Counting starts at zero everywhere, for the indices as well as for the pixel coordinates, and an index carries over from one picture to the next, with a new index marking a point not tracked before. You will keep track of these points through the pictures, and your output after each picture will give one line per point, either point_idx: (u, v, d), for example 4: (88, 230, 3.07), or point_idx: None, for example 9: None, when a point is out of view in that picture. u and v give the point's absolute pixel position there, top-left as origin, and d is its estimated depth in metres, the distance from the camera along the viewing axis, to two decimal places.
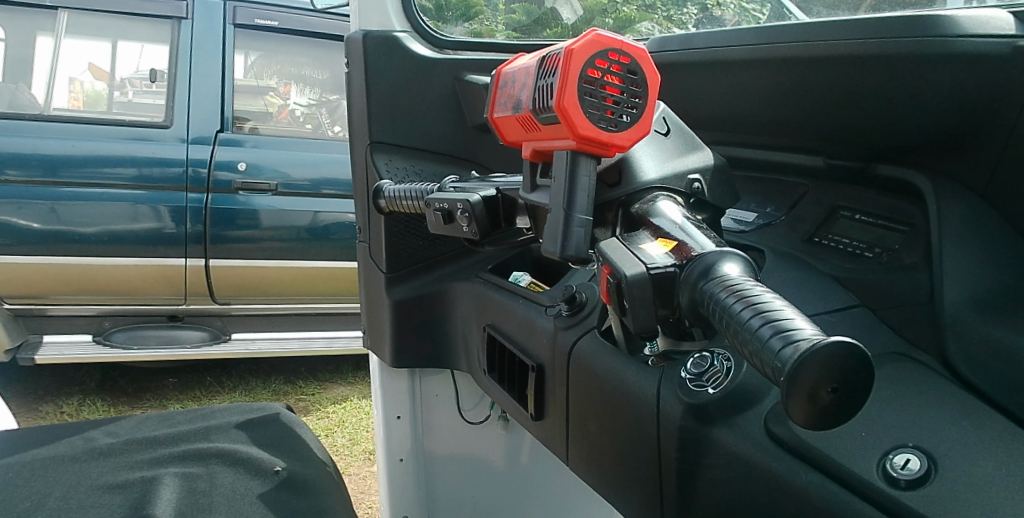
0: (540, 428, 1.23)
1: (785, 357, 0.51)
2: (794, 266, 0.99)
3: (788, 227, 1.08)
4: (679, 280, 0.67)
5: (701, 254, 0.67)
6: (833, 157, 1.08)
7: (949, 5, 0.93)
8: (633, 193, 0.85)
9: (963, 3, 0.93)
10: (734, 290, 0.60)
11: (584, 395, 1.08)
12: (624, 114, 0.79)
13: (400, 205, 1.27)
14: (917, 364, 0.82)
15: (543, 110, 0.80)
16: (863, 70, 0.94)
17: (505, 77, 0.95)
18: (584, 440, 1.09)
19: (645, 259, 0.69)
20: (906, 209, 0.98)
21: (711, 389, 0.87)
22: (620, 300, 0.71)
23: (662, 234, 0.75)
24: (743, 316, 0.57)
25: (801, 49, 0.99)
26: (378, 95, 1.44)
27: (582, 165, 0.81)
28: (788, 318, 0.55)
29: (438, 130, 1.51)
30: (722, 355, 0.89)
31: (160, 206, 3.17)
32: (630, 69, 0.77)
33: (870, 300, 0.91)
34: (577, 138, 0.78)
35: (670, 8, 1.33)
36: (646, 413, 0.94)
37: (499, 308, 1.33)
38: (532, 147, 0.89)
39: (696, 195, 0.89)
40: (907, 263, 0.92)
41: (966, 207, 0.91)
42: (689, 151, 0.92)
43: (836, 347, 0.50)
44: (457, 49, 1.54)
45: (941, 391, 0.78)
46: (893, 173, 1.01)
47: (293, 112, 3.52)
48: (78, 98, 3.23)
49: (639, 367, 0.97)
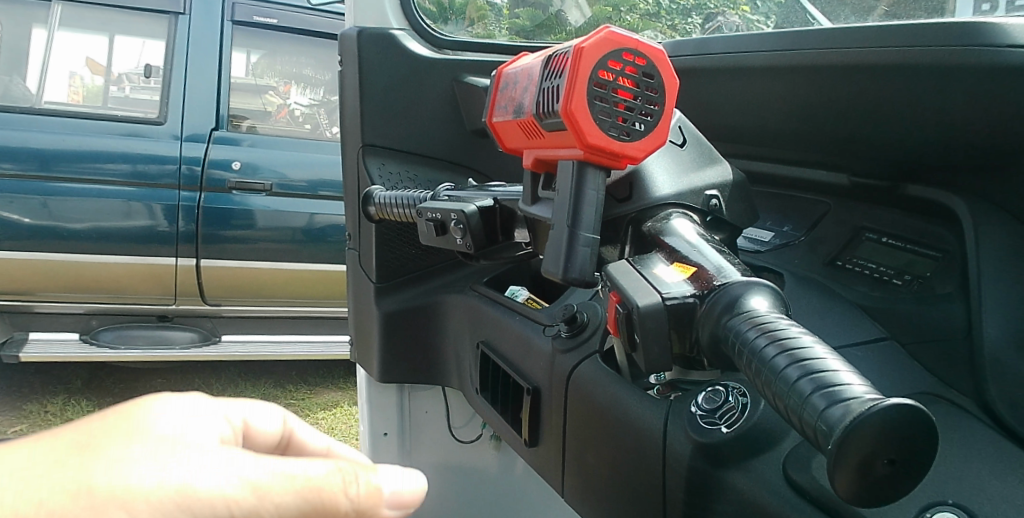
0: (534, 455, 1.15)
1: (833, 419, 0.43)
2: (816, 291, 0.90)
3: (808, 249, 1.00)
4: (700, 313, 0.60)
5: (725, 283, 0.60)
6: (858, 174, 1.00)
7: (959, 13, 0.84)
8: (644, 209, 0.78)
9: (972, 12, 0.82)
10: (767, 331, 0.53)
11: (583, 424, 0.99)
12: (638, 122, 0.72)
13: (390, 213, 1.19)
14: (954, 408, 0.74)
15: (548, 114, 0.73)
16: (890, 82, 0.86)
17: (506, 78, 0.87)
18: (581, 472, 1.01)
19: (660, 287, 0.62)
20: (939, 233, 0.90)
21: (726, 427, 0.78)
22: (629, 333, 0.63)
23: (679, 258, 0.67)
24: (781, 367, 0.50)
25: (828, 56, 0.90)
26: (371, 95, 1.37)
27: (590, 177, 0.74)
28: (833, 370, 0.47)
29: (435, 133, 1.43)
30: (738, 390, 0.81)
31: (154, 204, 3.08)
32: (645, 71, 0.71)
33: (900, 333, 0.83)
34: (584, 147, 0.71)
35: (675, 16, 1.24)
36: (651, 450, 0.86)
37: (493, 324, 1.24)
38: (534, 155, 0.82)
39: (713, 213, 0.81)
40: (940, 293, 0.84)
41: (1007, 233, 0.83)
42: (706, 165, 0.84)
43: (892, 411, 0.41)
44: (456, 49, 1.46)
45: (982, 439, 0.70)
46: (924, 194, 0.93)
47: (293, 112, 3.43)
48: (78, 93, 3.16)
49: (645, 398, 0.89)
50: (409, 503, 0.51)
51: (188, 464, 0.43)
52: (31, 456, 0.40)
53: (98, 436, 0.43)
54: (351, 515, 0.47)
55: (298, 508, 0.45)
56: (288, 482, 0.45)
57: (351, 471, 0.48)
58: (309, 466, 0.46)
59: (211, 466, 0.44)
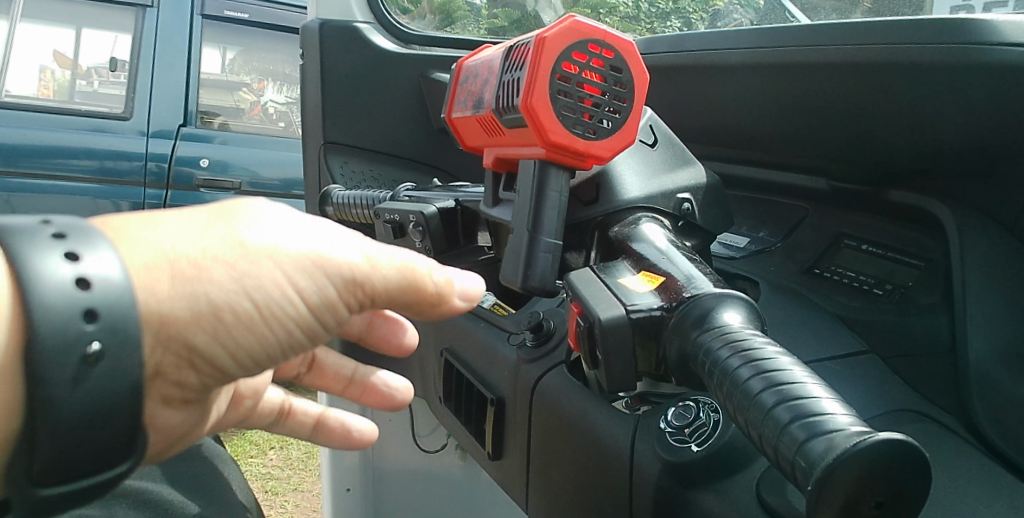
0: (497, 469, 1.09)
1: (816, 452, 0.40)
2: (793, 300, 0.86)
3: (784, 256, 0.96)
4: (668, 326, 0.56)
5: (696, 295, 0.56)
6: (837, 179, 0.96)
7: (935, 11, 0.78)
8: (611, 213, 0.73)
9: (948, 12, 0.77)
10: (740, 351, 0.49)
11: (546, 438, 0.94)
12: (606, 119, 0.67)
13: (349, 214, 1.13)
14: (939, 426, 0.70)
15: (508, 109, 0.69)
16: (876, 80, 0.82)
17: (466, 71, 0.82)
18: (544, 489, 0.95)
19: (624, 299, 0.58)
20: (921, 241, 0.86)
21: (696, 446, 0.73)
22: (591, 348, 0.59)
23: (646, 266, 0.63)
24: (757, 392, 0.46)
25: (811, 54, 0.86)
26: (333, 90, 1.31)
27: (553, 177, 0.69)
28: (814, 397, 0.43)
29: (402, 131, 1.37)
30: (709, 406, 0.75)
31: (119, 201, 2.97)
32: (613, 65, 0.66)
33: (880, 346, 0.78)
34: (546, 145, 0.67)
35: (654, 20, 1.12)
36: (617, 468, 0.80)
37: (457, 331, 1.18)
38: (495, 154, 0.77)
39: (686, 217, 0.76)
40: (924, 304, 0.80)
41: (992, 243, 0.79)
42: (679, 166, 0.79)
43: (882, 448, 0.38)
44: (425, 44, 1.41)
45: (970, 461, 0.65)
46: (906, 200, 0.89)
47: (266, 109, 3.32)
48: (48, 87, 3.08)
49: (613, 412, 0.84)
50: (475, 298, 0.55)
51: (313, 234, 0.48)
52: (185, 216, 0.45)
53: (233, 205, 0.47)
54: (436, 297, 0.51)
55: (400, 284, 0.50)
56: (392, 259, 0.50)
57: (435, 262, 0.52)
58: (408, 252, 0.51)
59: (337, 237, 0.49)
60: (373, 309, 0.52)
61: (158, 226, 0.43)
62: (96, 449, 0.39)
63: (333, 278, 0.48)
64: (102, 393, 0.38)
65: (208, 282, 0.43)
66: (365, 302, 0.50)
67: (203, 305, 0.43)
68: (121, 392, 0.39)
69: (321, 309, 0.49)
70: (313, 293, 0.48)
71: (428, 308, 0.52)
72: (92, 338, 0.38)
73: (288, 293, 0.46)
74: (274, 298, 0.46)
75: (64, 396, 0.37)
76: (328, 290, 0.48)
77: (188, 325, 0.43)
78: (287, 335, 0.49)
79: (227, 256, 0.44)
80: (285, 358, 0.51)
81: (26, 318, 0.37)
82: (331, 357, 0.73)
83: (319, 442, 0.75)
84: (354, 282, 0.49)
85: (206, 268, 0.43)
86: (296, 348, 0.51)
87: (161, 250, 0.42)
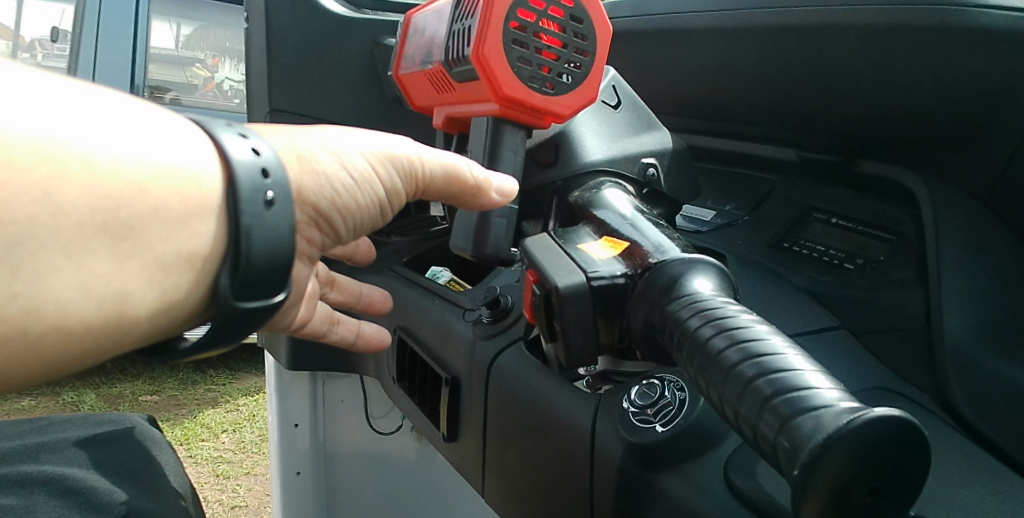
0: (453, 451, 1.03)
1: (801, 432, 0.37)
2: (763, 272, 0.82)
3: (753, 229, 0.92)
4: (631, 295, 0.53)
5: (662, 261, 0.52)
6: (807, 149, 0.94)
7: None
8: (570, 177, 0.69)
9: None
10: (711, 319, 0.46)
11: (502, 419, 0.89)
12: (565, 73, 0.65)
13: None
14: (912, 404, 0.66)
15: (458, 61, 0.65)
16: (859, 42, 0.79)
17: (413, 23, 0.77)
18: (501, 472, 0.90)
19: (584, 265, 0.54)
20: (892, 215, 0.83)
21: (660, 426, 0.69)
22: (548, 320, 0.55)
23: (608, 232, 0.59)
24: (734, 364, 0.43)
25: (787, 16, 0.83)
26: (279, 55, 1.23)
27: (507, 135, 0.67)
28: (795, 370, 0.41)
29: (352, 99, 1.29)
30: (675, 384, 0.71)
31: None
32: (573, 14, 0.63)
33: (851, 321, 0.75)
34: (500, 100, 0.64)
35: None
36: (577, 451, 0.76)
37: (410, 307, 1.12)
38: (445, 113, 0.73)
39: (651, 184, 0.72)
40: (896, 279, 0.77)
41: (966, 215, 0.77)
42: (644, 130, 0.74)
43: (872, 425, 0.36)
44: (377, 9, 1.33)
45: (946, 440, 0.62)
46: (878, 170, 0.87)
47: (220, 86, 3.13)
48: None
49: (572, 391, 0.79)
50: (511, 195, 0.67)
51: (381, 141, 0.63)
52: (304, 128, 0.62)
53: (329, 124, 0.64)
54: (472, 186, 0.64)
55: (442, 177, 0.64)
56: (440, 159, 0.64)
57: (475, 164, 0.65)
58: (455, 157, 0.65)
59: (400, 144, 0.64)
60: (435, 201, 0.67)
61: (287, 132, 0.60)
62: (279, 268, 0.56)
63: (399, 169, 0.63)
64: (268, 235, 0.55)
65: (325, 167, 0.60)
66: (430, 190, 0.65)
67: (323, 186, 0.61)
68: (284, 244, 0.56)
69: (390, 195, 0.64)
70: (390, 182, 0.63)
71: (467, 197, 0.65)
72: (268, 189, 0.55)
73: (377, 184, 0.63)
74: (365, 182, 0.62)
75: (257, 231, 0.54)
76: (395, 179, 0.64)
77: (315, 199, 0.61)
78: (375, 212, 0.66)
79: (331, 150, 0.61)
80: (372, 228, 0.69)
81: (230, 172, 0.54)
82: (348, 278, 0.97)
83: (359, 346, 0.96)
84: (412, 174, 0.64)
85: (320, 157, 0.60)
86: (378, 222, 0.69)
87: (290, 145, 0.59)
